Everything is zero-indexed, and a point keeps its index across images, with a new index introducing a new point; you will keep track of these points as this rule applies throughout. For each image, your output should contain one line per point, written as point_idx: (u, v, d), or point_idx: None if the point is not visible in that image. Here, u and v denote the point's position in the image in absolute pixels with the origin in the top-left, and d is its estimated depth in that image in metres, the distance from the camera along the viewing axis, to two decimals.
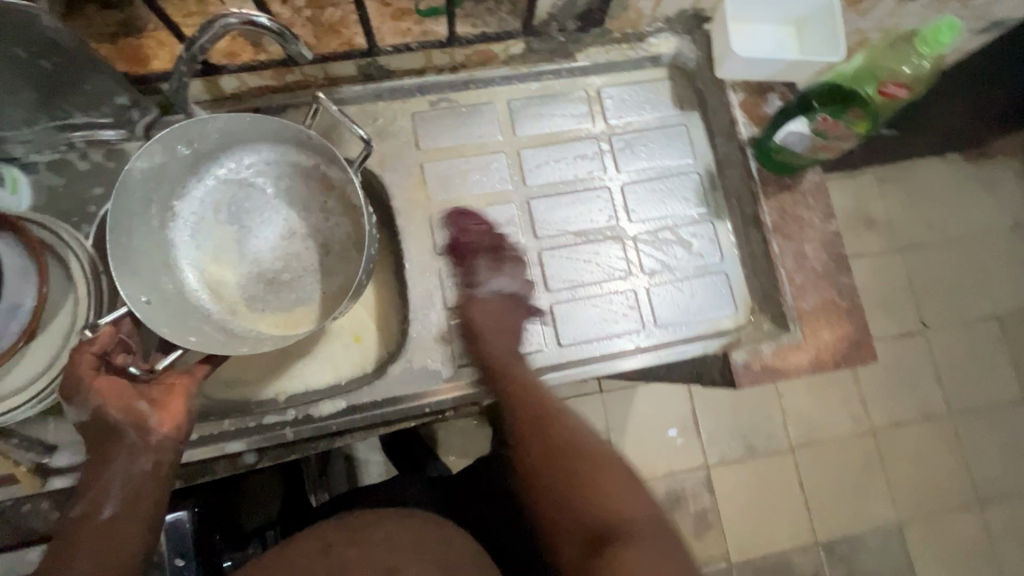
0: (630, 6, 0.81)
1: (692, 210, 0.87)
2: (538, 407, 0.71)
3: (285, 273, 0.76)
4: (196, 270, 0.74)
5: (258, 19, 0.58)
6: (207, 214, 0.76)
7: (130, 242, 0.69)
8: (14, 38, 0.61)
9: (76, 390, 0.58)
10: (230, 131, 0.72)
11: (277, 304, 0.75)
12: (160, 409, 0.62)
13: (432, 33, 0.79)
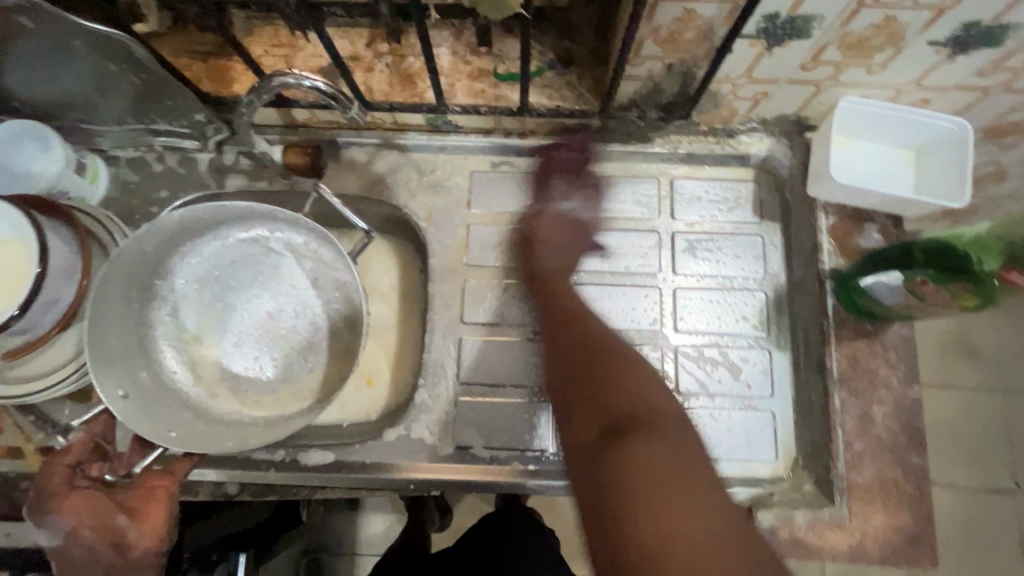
0: (723, 104, 0.74)
1: (749, 333, 0.77)
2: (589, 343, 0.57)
3: (273, 353, 0.76)
4: (178, 356, 0.74)
5: (314, 83, 0.61)
6: (190, 293, 0.75)
7: (109, 338, 0.66)
8: (109, 55, 0.68)
9: (50, 511, 0.61)
10: (207, 215, 0.70)
11: (266, 392, 0.75)
12: (138, 521, 0.61)
13: (505, 99, 0.76)
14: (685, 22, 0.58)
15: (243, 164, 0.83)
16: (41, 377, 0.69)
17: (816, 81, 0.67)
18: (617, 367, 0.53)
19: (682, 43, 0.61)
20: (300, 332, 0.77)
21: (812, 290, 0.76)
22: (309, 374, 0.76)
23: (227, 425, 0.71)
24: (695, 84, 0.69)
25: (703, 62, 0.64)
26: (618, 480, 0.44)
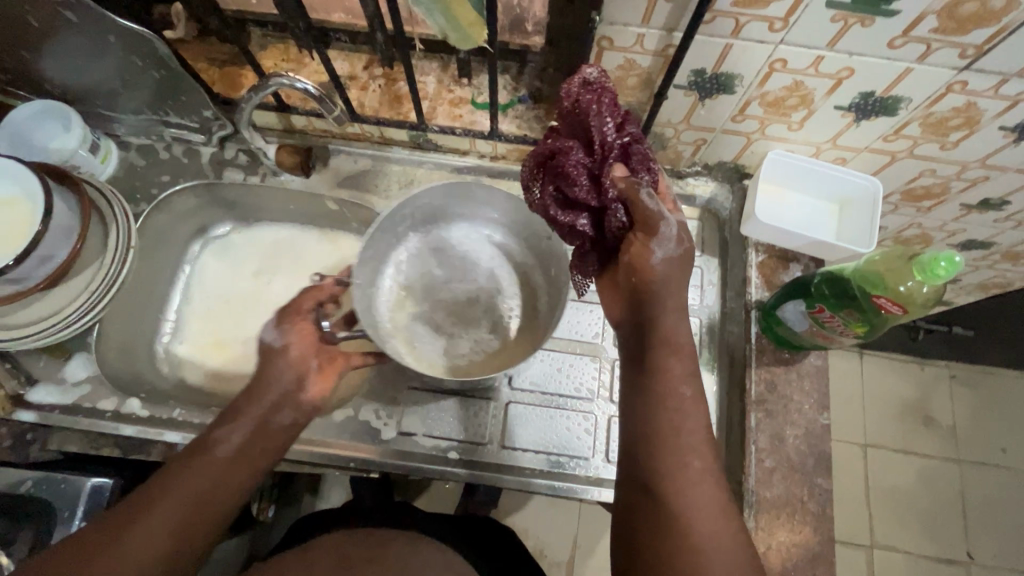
0: (668, 146, 0.83)
1: (684, 354, 0.82)
2: (667, 271, 0.61)
3: (468, 333, 0.81)
4: (397, 290, 0.83)
5: (304, 86, 0.71)
6: (416, 260, 0.85)
7: (376, 249, 0.79)
8: (137, 49, 0.78)
9: (288, 321, 0.73)
10: (430, 206, 0.81)
11: (436, 347, 0.80)
12: (319, 375, 0.73)
13: (479, 125, 0.86)
14: (626, 69, 0.68)
15: (241, 160, 0.92)
16: (24, 326, 0.75)
17: (745, 132, 0.77)
18: (671, 305, 0.61)
19: (626, 87, 0.71)
20: (502, 334, 0.81)
21: (739, 319, 0.83)
22: (485, 354, 0.80)
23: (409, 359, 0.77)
24: (641, 125, 0.78)
25: (645, 106, 0.74)
26: (649, 416, 0.59)
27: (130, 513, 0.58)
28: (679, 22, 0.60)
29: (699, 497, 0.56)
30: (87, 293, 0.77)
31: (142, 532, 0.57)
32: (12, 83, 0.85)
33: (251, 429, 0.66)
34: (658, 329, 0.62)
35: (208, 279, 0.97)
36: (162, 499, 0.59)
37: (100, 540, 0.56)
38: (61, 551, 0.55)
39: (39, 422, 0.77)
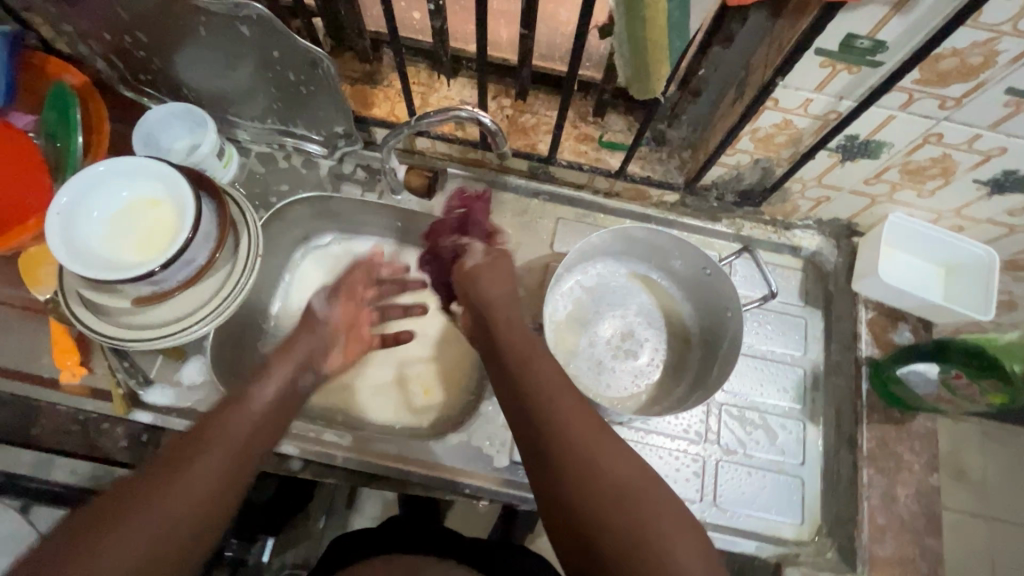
0: (790, 200, 0.85)
1: (787, 403, 0.85)
2: (499, 293, 0.73)
3: (622, 366, 0.85)
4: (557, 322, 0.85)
5: (482, 120, 0.73)
6: (576, 294, 0.88)
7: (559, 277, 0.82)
8: (294, 65, 0.76)
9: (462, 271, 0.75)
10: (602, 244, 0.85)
11: (599, 376, 0.83)
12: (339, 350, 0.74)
13: (604, 162, 0.89)
14: (780, 128, 0.70)
15: (359, 175, 0.93)
16: (156, 327, 0.75)
17: (873, 194, 0.80)
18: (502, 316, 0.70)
19: (772, 144, 0.73)
20: (658, 370, 0.85)
21: (848, 374, 0.85)
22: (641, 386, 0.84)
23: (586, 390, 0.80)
24: (772, 179, 0.81)
25: (785, 162, 0.76)
26: (525, 403, 0.60)
27: (189, 449, 0.54)
28: (854, 92, 0.62)
29: (576, 440, 0.56)
30: (217, 300, 0.76)
31: (202, 467, 0.53)
32: (150, 83, 0.86)
33: (273, 377, 0.64)
34: (508, 327, 0.69)
35: (307, 287, 0.97)
36: (221, 438, 0.56)
37: (165, 475, 0.51)
38: (127, 486, 0.50)
39: (154, 424, 0.76)
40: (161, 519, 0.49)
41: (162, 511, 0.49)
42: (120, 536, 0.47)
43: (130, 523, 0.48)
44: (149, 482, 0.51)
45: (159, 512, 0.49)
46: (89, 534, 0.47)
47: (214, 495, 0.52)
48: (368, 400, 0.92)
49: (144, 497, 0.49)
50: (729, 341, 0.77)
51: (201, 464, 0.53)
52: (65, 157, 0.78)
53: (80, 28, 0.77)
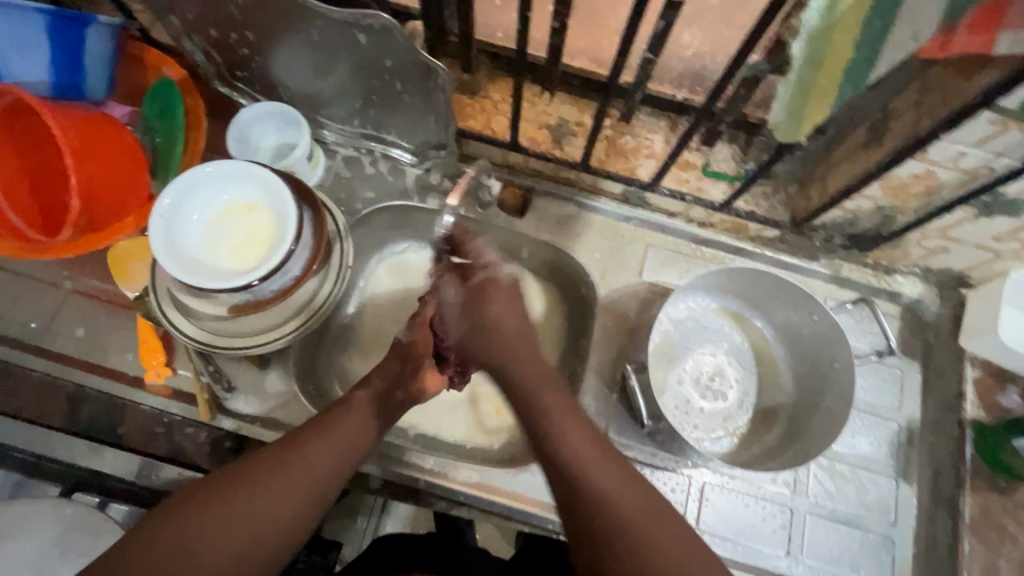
0: (902, 247, 0.81)
1: (879, 459, 0.81)
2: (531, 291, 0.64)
3: (711, 407, 0.82)
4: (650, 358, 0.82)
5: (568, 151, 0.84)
6: (666, 328, 0.84)
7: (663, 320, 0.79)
8: (403, 73, 0.73)
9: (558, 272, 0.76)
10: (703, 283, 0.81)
11: (689, 417, 0.80)
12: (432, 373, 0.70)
13: (706, 193, 0.86)
14: (919, 179, 0.66)
15: (446, 186, 0.89)
16: (247, 335, 0.74)
17: (999, 251, 0.75)
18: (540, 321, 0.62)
19: (904, 192, 0.70)
20: (746, 413, 0.82)
21: (949, 434, 0.81)
22: (730, 431, 0.81)
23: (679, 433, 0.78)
24: (891, 227, 0.78)
25: (912, 211, 0.72)
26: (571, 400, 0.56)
27: (295, 446, 0.55)
28: (1017, 152, 0.58)
29: (618, 447, 0.53)
30: (310, 310, 0.75)
31: (303, 466, 0.53)
32: (244, 79, 0.84)
33: (376, 386, 0.64)
34: (533, 336, 0.61)
35: (377, 295, 0.92)
36: (326, 438, 0.56)
37: (270, 463, 0.52)
38: (239, 467, 0.52)
39: (238, 431, 0.76)
40: (268, 518, 0.50)
41: (263, 499, 0.50)
42: (222, 512, 0.48)
43: (235, 505, 0.49)
44: (252, 467, 0.52)
45: (261, 498, 0.50)
46: (199, 510, 0.48)
47: (313, 495, 0.53)
48: (438, 418, 0.85)
49: (248, 481, 0.51)
50: (834, 395, 0.75)
51: (309, 465, 0.54)
52: (163, 157, 0.77)
53: (185, 21, 0.75)
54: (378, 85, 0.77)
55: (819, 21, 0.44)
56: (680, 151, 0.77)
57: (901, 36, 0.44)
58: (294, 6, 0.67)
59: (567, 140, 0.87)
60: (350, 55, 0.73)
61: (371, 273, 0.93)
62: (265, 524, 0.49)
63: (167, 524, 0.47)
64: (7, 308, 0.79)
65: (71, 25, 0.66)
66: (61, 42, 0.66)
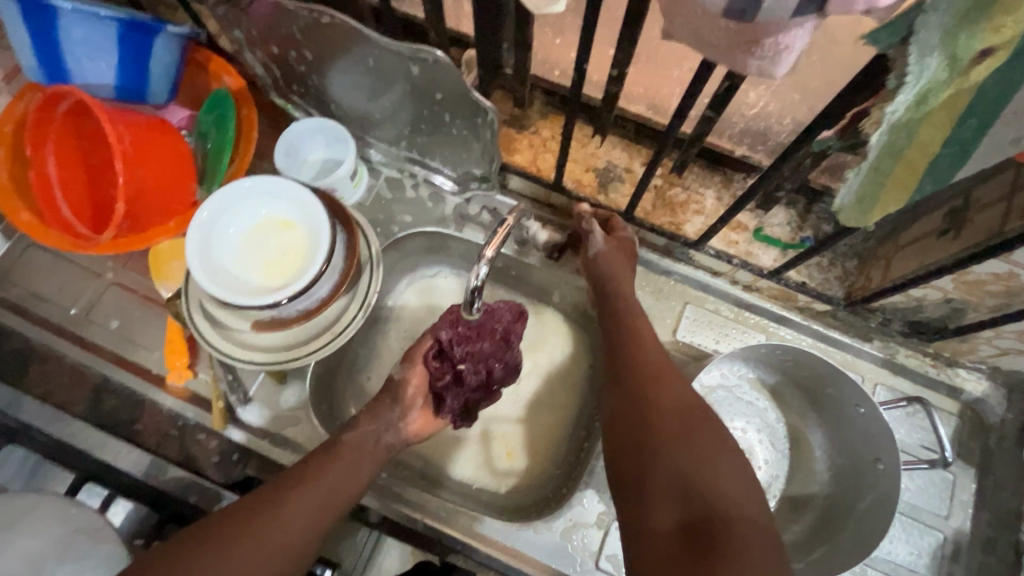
0: (970, 342, 0.74)
1: (918, 570, 0.75)
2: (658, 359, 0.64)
3: None
4: None
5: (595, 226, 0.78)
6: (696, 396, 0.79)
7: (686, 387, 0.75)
8: (453, 107, 0.72)
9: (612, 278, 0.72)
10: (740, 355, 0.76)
11: None
12: (421, 415, 0.68)
13: (755, 258, 0.80)
14: (998, 278, 0.60)
15: (484, 218, 0.87)
16: (266, 350, 0.73)
17: None
18: (661, 384, 0.61)
19: (979, 289, 0.63)
20: (773, 498, 0.77)
21: (1001, 556, 0.73)
22: None
23: None
24: (958, 321, 0.71)
25: (986, 309, 0.66)
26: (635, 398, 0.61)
27: (275, 502, 0.56)
28: None
29: (678, 432, 0.57)
30: (331, 333, 0.74)
31: (279, 526, 0.55)
32: (299, 94, 0.85)
33: (360, 432, 0.64)
34: (652, 401, 0.60)
35: (402, 317, 0.91)
36: (307, 494, 0.57)
37: (252, 519, 0.55)
38: (218, 521, 0.55)
39: (246, 444, 0.76)
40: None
41: (239, 558, 0.52)
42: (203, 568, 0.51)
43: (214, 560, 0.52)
44: (231, 524, 0.54)
45: (236, 557, 0.52)
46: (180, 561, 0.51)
47: (277, 561, 0.54)
48: (447, 453, 0.83)
49: (229, 535, 0.53)
50: (875, 498, 0.68)
51: (285, 524, 0.55)
52: (212, 161, 0.79)
53: (248, 35, 0.76)
54: (428, 115, 0.77)
55: (906, 113, 0.38)
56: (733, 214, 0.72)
57: (999, 139, 0.39)
58: (352, 34, 0.67)
59: (613, 186, 0.84)
60: (403, 83, 0.72)
61: (398, 294, 0.92)
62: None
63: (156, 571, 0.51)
64: (52, 293, 0.82)
65: (139, 33, 0.67)
66: (128, 49, 0.68)
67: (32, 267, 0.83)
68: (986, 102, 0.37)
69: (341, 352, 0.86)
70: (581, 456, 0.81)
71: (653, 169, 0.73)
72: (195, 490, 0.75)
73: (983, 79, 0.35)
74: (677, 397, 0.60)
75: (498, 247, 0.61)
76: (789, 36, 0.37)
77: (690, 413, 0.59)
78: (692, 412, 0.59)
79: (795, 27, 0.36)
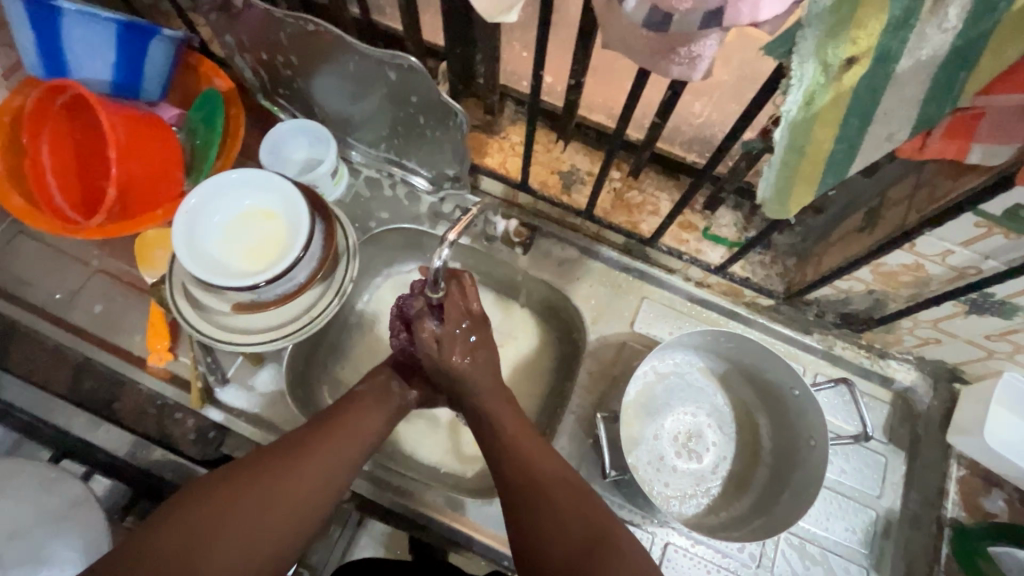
0: (895, 332, 0.81)
1: (854, 545, 0.79)
2: (553, 475, 0.62)
3: (688, 467, 0.82)
4: (628, 408, 0.83)
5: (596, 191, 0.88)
6: (649, 379, 0.85)
7: (638, 372, 0.82)
8: (426, 109, 0.78)
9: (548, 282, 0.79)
10: (689, 341, 0.82)
11: (661, 473, 0.81)
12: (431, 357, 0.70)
13: (703, 255, 0.88)
14: (908, 269, 0.68)
15: (457, 216, 0.93)
16: (244, 332, 0.77)
17: (990, 350, 0.74)
18: (555, 511, 0.58)
19: (895, 280, 0.72)
20: (721, 478, 0.82)
21: (926, 530, 0.79)
22: (702, 494, 0.81)
23: (645, 486, 0.79)
24: (883, 311, 0.79)
25: (903, 299, 0.74)
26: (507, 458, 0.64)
27: (300, 447, 0.62)
28: (1003, 256, 0.59)
29: (542, 492, 0.60)
30: (308, 317, 0.79)
31: (305, 467, 0.60)
32: (285, 97, 0.91)
33: (373, 383, 0.72)
34: (557, 517, 0.57)
35: (375, 308, 0.96)
36: (328, 441, 0.63)
37: (285, 459, 0.60)
38: (247, 463, 0.60)
39: (222, 422, 0.79)
40: (274, 512, 0.57)
41: (267, 495, 0.57)
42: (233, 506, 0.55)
43: (243, 498, 0.56)
44: (259, 465, 0.59)
45: (264, 494, 0.57)
46: (206, 503, 0.55)
47: (310, 499, 0.59)
48: (417, 437, 0.87)
49: (257, 475, 0.58)
50: (807, 472, 0.75)
51: (311, 466, 0.60)
52: (200, 156, 0.85)
53: (239, 41, 0.82)
54: (404, 118, 0.83)
55: (799, 113, 0.45)
56: (679, 212, 0.79)
57: (877, 136, 0.47)
58: (335, 40, 0.73)
59: (575, 187, 0.91)
60: (382, 88, 0.79)
61: (374, 288, 0.97)
62: (267, 521, 0.56)
63: (185, 512, 0.55)
64: (37, 279, 0.85)
65: (137, 35, 0.73)
66: (126, 49, 0.74)
67: (20, 253, 0.86)
68: (862, 103, 0.44)
69: (316, 341, 0.90)
70: (542, 439, 0.85)
71: (608, 170, 0.80)
72: (170, 467, 0.78)
73: (855, 84, 0.43)
74: (571, 525, 0.57)
75: (460, 234, 0.66)
76: (699, 45, 0.44)
77: (586, 531, 0.56)
78: (601, 523, 0.57)
79: (702, 37, 0.43)
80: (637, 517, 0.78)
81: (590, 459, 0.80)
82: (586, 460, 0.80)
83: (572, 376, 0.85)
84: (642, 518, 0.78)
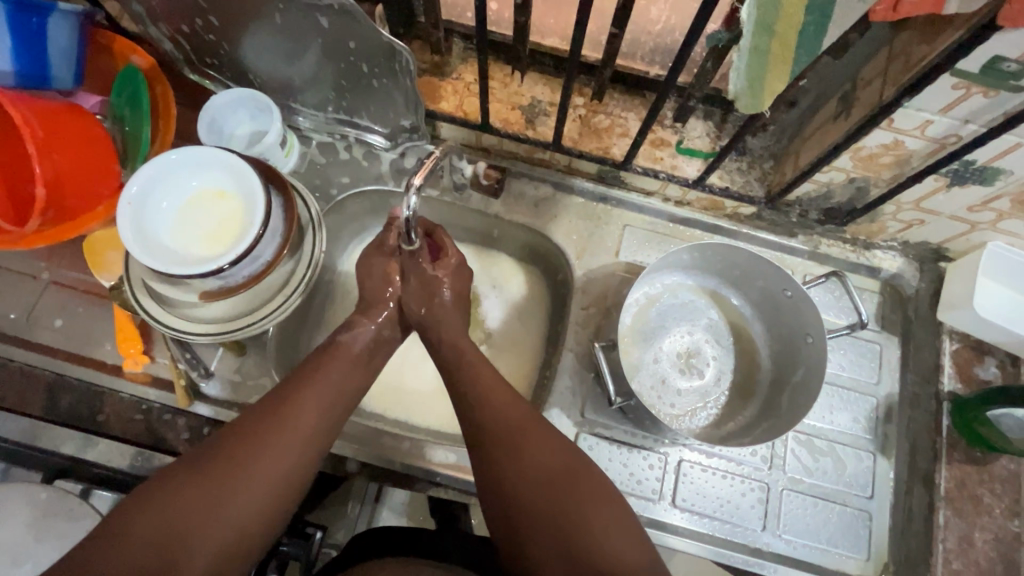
0: (878, 220, 0.81)
1: (858, 434, 0.80)
2: (526, 421, 0.60)
3: (693, 386, 0.82)
4: (625, 336, 0.82)
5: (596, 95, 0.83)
6: (642, 304, 0.84)
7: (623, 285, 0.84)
8: (368, 56, 0.72)
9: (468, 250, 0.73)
10: (677, 261, 0.81)
11: (664, 399, 0.80)
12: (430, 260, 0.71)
13: (680, 170, 0.85)
14: (888, 149, 0.67)
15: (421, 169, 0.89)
16: (214, 322, 0.74)
17: (973, 222, 0.74)
18: (526, 451, 0.58)
19: (875, 164, 0.70)
20: (723, 394, 0.82)
21: (926, 408, 0.81)
22: (709, 412, 0.81)
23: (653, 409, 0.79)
24: (865, 199, 0.78)
25: (884, 184, 0.73)
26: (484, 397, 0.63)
27: (269, 420, 0.57)
28: (982, 117, 0.58)
29: (527, 430, 0.60)
30: (282, 295, 0.75)
31: (285, 436, 0.56)
32: (214, 67, 0.84)
33: (361, 342, 0.67)
34: (535, 463, 0.57)
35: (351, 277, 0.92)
36: (304, 407, 0.59)
37: (259, 428, 0.56)
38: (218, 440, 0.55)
39: (214, 416, 0.76)
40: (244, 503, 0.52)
41: (230, 482, 0.52)
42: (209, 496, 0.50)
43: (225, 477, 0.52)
44: (219, 450, 0.54)
45: (250, 469, 0.53)
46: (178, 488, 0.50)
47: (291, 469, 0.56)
48: (416, 403, 0.85)
49: (207, 473, 0.52)
50: (806, 370, 0.76)
51: (290, 436, 0.56)
52: (133, 143, 0.78)
53: (149, 9, 0.75)
54: (347, 69, 0.76)
55: None
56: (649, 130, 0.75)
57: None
58: None
59: (539, 120, 0.86)
60: (317, 39, 0.72)
61: (350, 255, 0.93)
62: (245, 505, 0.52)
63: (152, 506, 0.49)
64: None
65: (31, 14, 0.66)
66: (23, 32, 0.66)
67: None
68: None
69: (298, 321, 0.87)
70: (544, 382, 0.84)
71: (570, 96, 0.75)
72: None
73: None
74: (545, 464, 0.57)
75: (427, 178, 0.63)
76: None
77: (561, 479, 0.56)
78: (579, 476, 0.57)
79: None
80: (647, 440, 0.78)
81: (594, 392, 0.79)
82: (589, 393, 0.80)
83: (566, 315, 0.84)
84: (648, 441, 0.78)
